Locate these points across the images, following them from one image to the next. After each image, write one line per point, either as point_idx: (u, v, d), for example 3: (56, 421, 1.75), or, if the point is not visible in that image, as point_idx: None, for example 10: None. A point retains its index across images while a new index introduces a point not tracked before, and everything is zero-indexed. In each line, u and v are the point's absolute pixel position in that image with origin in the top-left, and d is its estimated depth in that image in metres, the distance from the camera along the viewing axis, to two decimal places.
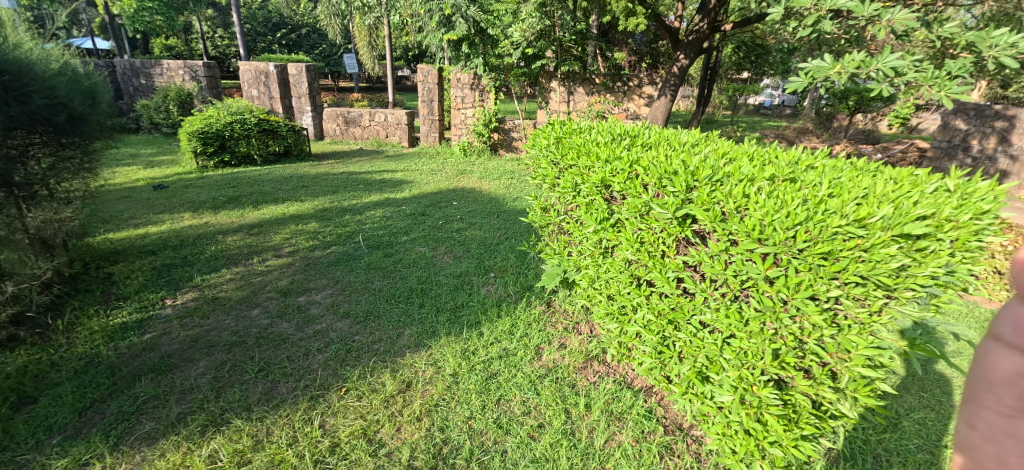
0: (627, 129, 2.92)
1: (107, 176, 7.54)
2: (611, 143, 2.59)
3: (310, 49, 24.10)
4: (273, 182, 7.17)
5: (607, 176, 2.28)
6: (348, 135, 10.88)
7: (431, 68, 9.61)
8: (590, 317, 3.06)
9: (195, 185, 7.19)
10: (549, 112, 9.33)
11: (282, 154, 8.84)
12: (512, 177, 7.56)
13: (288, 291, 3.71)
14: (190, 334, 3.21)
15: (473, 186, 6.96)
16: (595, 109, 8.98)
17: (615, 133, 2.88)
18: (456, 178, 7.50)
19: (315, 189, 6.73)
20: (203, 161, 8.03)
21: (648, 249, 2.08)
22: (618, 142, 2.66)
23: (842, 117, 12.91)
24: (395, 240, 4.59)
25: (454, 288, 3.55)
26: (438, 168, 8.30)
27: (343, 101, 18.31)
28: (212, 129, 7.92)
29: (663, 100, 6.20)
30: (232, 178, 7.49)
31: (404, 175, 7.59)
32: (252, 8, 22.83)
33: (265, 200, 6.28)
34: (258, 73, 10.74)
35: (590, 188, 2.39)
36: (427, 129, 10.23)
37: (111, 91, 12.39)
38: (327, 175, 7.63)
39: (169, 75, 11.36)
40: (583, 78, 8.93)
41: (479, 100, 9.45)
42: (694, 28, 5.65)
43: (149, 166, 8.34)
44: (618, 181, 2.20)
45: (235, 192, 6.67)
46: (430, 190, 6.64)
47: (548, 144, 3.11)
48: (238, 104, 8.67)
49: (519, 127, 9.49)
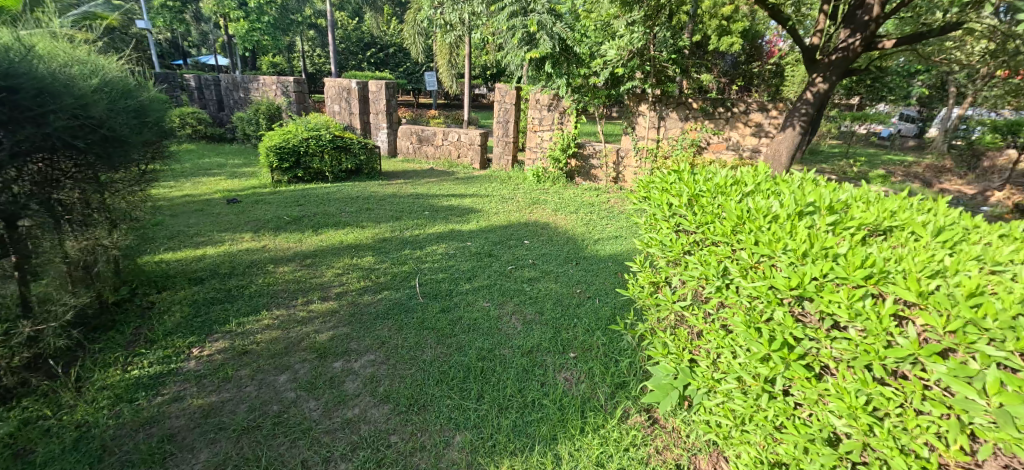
0: (802, 190, 2.03)
1: (190, 186, 7.47)
2: (796, 220, 1.73)
3: (395, 68, 24.87)
4: (339, 199, 6.78)
5: (808, 288, 1.44)
6: (421, 153, 10.53)
7: (509, 87, 9.04)
8: (716, 447, 2.14)
9: (266, 201, 6.67)
10: (635, 138, 8.37)
11: (353, 171, 8.42)
12: (593, 212, 6.69)
13: (325, 352, 3.00)
14: (203, 405, 2.53)
15: (546, 220, 6.16)
16: (689, 137, 7.97)
17: (784, 195, 1.98)
18: (526, 207, 6.78)
19: (381, 211, 6.24)
20: (278, 176, 7.73)
21: (893, 435, 1.30)
22: (804, 217, 1.79)
23: (995, 156, 10.73)
24: (456, 290, 3.86)
25: (523, 373, 2.75)
26: (509, 194, 7.63)
27: (422, 117, 18.42)
28: (288, 144, 7.59)
29: (791, 133, 5.05)
30: (302, 193, 7.10)
31: (473, 201, 6.98)
32: (347, 28, 23.98)
33: (328, 219, 5.86)
34: (340, 89, 10.76)
35: (768, 298, 1.55)
36: (501, 151, 9.64)
37: (215, 103, 13.12)
38: (394, 196, 7.12)
39: (263, 90, 11.69)
40: (679, 102, 7.96)
41: (558, 123, 8.72)
42: (840, 45, 4.59)
43: (232, 176, 8.23)
44: (835, 307, 1.37)
45: (300, 209, 6.28)
46: (501, 222, 5.92)
47: (672, 200, 2.23)
48: (317, 121, 8.47)
49: (600, 153, 8.64)
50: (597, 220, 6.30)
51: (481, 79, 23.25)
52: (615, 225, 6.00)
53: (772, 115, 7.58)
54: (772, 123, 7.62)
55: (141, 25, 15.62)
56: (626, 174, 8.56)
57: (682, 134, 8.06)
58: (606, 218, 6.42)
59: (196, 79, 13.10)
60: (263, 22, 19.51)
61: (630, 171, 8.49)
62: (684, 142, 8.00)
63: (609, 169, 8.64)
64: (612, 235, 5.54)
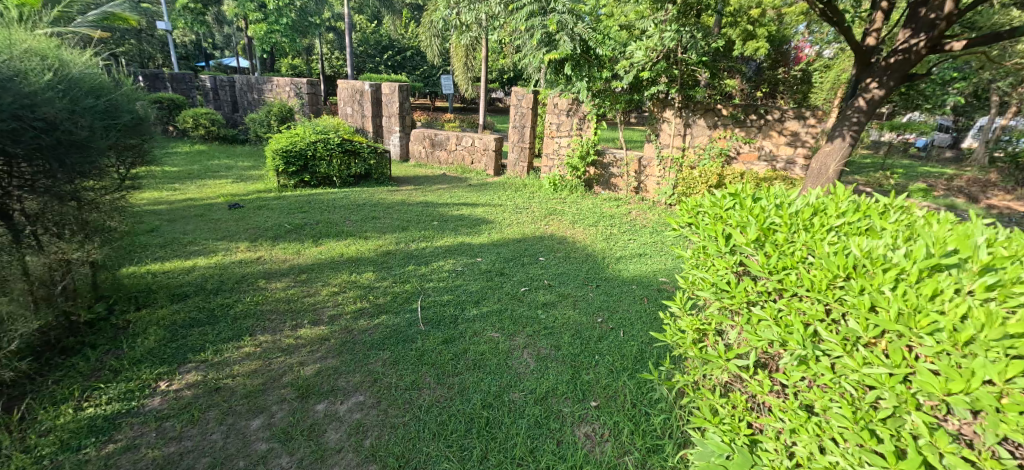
0: (914, 233, 1.65)
1: (194, 189, 7.17)
2: (931, 281, 1.37)
3: (412, 71, 24.72)
4: (344, 205, 6.44)
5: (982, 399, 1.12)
6: (434, 158, 10.18)
7: (526, 90, 8.65)
8: None
9: (269, 207, 6.28)
10: (658, 146, 7.91)
11: (363, 176, 8.02)
12: (614, 226, 6.23)
13: (307, 391, 2.60)
14: (158, 459, 2.16)
15: (563, 233, 5.73)
16: (717, 146, 7.46)
17: (892, 240, 1.60)
18: (541, 219, 6.35)
19: (388, 220, 5.89)
20: (284, 180, 7.29)
21: None
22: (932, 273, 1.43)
23: None
24: (462, 316, 3.44)
25: (534, 427, 2.33)
26: (523, 204, 7.22)
27: (437, 121, 18.14)
28: (293, 149, 7.13)
29: (840, 145, 4.53)
30: (307, 198, 6.77)
31: (483, 211, 6.60)
32: (365, 30, 23.86)
33: (330, 227, 5.50)
34: (354, 91, 10.50)
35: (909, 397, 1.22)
36: (516, 157, 9.23)
37: (229, 104, 12.89)
38: (402, 203, 6.76)
39: (276, 92, 11.46)
40: (707, 108, 7.46)
41: (577, 128, 8.29)
42: (899, 48, 4.10)
43: (238, 178, 7.91)
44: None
45: (302, 215, 5.95)
46: (515, 236, 5.50)
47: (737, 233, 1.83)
48: (326, 124, 8.15)
49: (621, 161, 8.18)
50: (617, 234, 5.85)
51: (497, 83, 22.95)
52: (637, 242, 5.54)
53: (810, 123, 7.03)
54: (809, 132, 7.07)
55: (160, 26, 15.60)
56: (648, 184, 8.10)
57: (709, 142, 7.55)
58: (630, 234, 5.92)
59: (212, 79, 12.92)
60: (281, 24, 19.16)
61: (653, 181, 8.03)
62: (712, 151, 7.50)
63: (630, 178, 8.18)
64: (635, 253, 5.09)
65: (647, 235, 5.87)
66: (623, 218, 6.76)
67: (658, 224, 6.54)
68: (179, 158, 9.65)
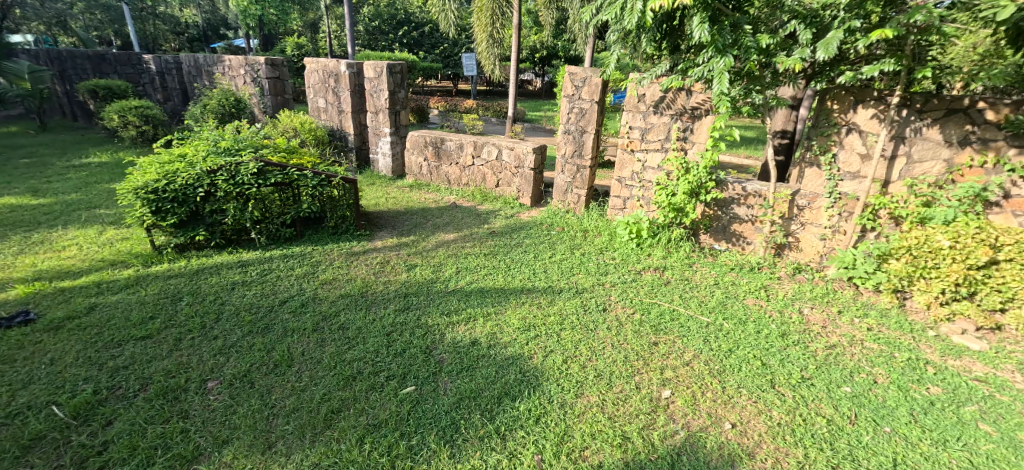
0: None
1: (8, 258, 4.12)
2: None
3: (431, 49, 21.27)
4: (234, 312, 3.24)
5: None
6: (439, 176, 6.75)
7: (590, 71, 5.17)
8: None
9: (85, 319, 3.18)
10: (833, 176, 4.27)
11: (312, 221, 4.70)
12: (821, 383, 2.75)
13: None
14: None
15: (720, 436, 2.32)
16: (968, 184, 3.78)
17: None
18: (648, 359, 2.89)
19: (308, 368, 2.67)
20: (162, 240, 4.08)
21: None
22: None
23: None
24: None
25: None
26: (594, 289, 3.83)
27: (455, 109, 14.59)
28: (171, 186, 3.93)
29: None
30: (181, 287, 3.61)
31: (513, 321, 3.24)
32: (378, 3, 20.07)
33: (155, 414, 2.35)
34: (326, 74, 7.15)
35: None
36: (568, 179, 5.73)
37: (178, 94, 9.57)
38: (360, 300, 3.45)
39: (230, 76, 8.07)
40: (951, 108, 3.77)
41: (676, 138, 4.77)
42: None
43: (113, 225, 4.80)
44: None
45: (129, 352, 2.83)
46: (608, 464, 2.14)
47: None
48: (250, 132, 4.71)
49: (757, 195, 4.59)
50: (848, 432, 2.39)
51: (528, 63, 19.30)
52: None
53: None
54: None
55: None
56: (803, 239, 4.53)
57: (945, 176, 3.88)
58: (877, 430, 2.43)
59: (156, 61, 9.65)
60: None
61: (814, 234, 4.47)
62: (954, 192, 3.80)
63: (771, 225, 4.57)
64: None
65: (926, 439, 2.39)
66: (809, 339, 3.24)
67: (892, 365, 2.99)
68: (72, 179, 6.62)
